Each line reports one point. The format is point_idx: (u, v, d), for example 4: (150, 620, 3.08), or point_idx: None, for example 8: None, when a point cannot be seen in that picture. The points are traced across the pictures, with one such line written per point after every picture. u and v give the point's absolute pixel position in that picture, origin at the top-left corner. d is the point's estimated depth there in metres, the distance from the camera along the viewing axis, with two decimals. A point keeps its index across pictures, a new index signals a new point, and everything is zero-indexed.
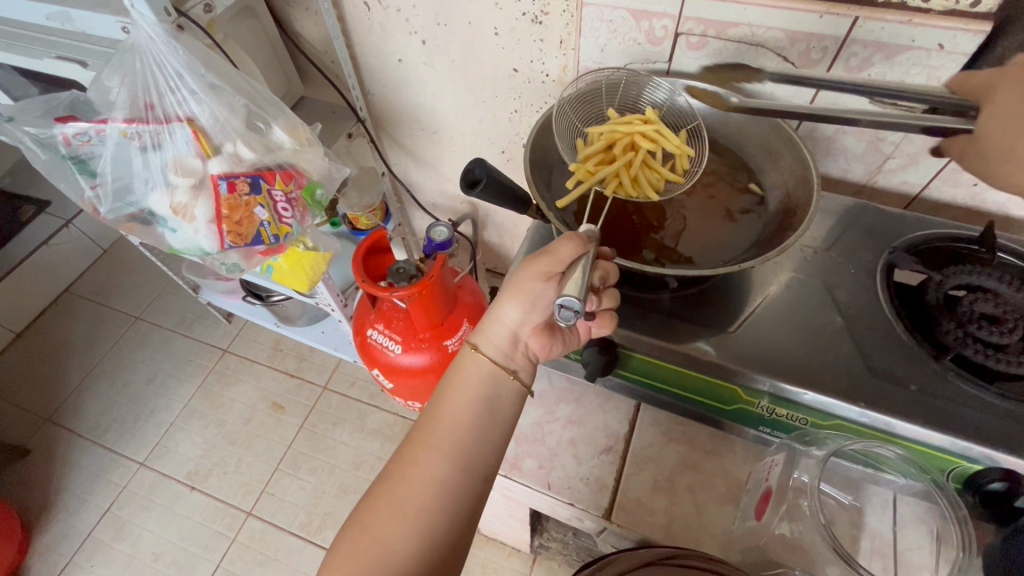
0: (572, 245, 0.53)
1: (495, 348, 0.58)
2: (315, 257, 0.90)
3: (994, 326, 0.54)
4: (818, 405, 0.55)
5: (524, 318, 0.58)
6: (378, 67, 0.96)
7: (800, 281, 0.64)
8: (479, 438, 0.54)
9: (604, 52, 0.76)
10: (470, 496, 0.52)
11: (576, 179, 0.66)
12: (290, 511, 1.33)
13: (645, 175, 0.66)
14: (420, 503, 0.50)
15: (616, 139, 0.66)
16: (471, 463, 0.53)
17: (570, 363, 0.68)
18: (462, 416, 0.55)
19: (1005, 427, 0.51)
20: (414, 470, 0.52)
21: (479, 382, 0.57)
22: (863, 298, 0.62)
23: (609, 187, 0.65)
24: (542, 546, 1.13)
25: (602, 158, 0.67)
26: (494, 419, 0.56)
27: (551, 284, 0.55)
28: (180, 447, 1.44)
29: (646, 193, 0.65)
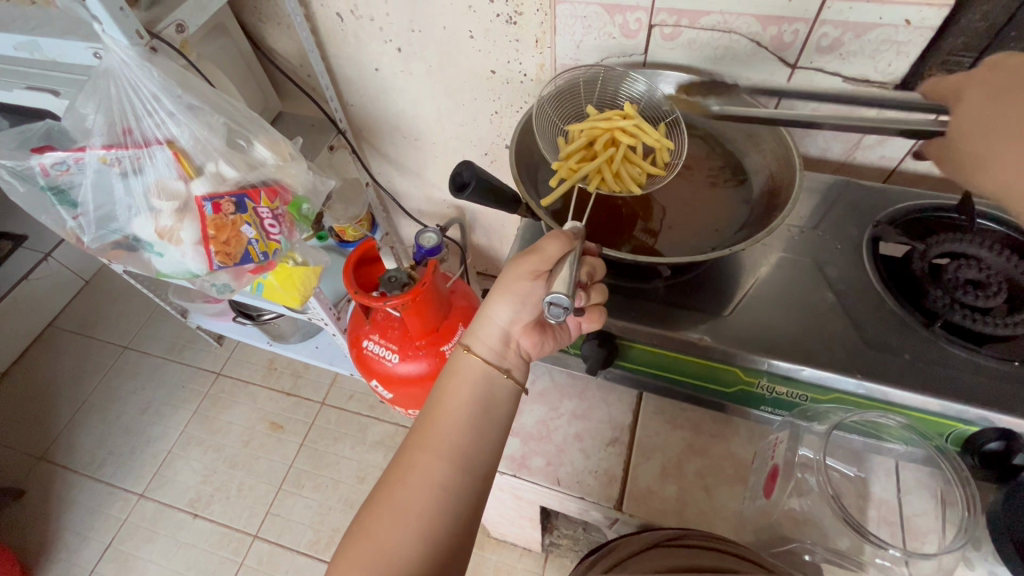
0: (558, 243, 0.54)
1: (488, 349, 0.58)
2: (305, 272, 0.89)
3: (979, 291, 0.56)
4: (818, 380, 0.56)
5: (515, 318, 0.58)
6: (355, 78, 0.95)
7: (789, 261, 0.65)
8: (477, 438, 0.54)
9: (580, 48, 0.76)
10: (473, 494, 0.53)
11: (558, 178, 0.66)
12: (297, 531, 1.33)
13: (626, 170, 0.66)
14: (422, 506, 0.50)
15: (596, 136, 0.67)
16: (469, 465, 0.53)
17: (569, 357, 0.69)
18: (459, 417, 0.55)
19: (996, 386, 0.53)
20: (414, 473, 0.52)
21: (473, 383, 0.57)
22: (852, 273, 0.63)
23: (591, 183, 0.65)
24: (552, 542, 1.16)
25: (583, 156, 0.67)
26: (490, 420, 0.56)
27: (539, 282, 0.56)
28: (180, 475, 1.42)
29: (628, 187, 0.65)
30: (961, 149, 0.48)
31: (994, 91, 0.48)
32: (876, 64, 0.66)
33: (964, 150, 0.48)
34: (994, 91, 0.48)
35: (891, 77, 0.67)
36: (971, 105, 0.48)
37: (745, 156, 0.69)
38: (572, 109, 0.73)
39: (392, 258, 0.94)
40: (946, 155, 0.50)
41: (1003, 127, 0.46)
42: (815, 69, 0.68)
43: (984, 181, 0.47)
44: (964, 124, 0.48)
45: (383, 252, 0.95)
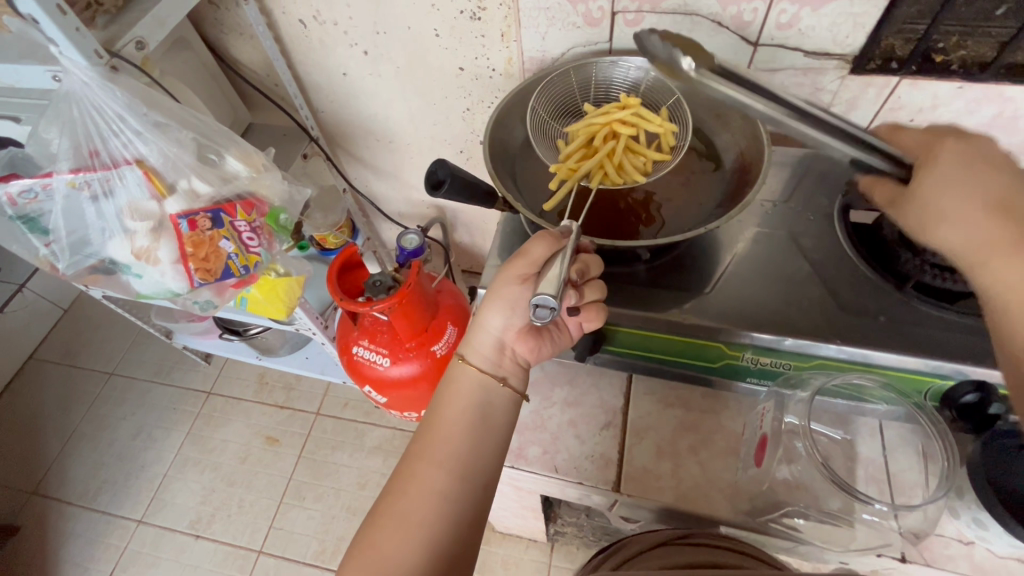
0: (545, 243, 0.55)
1: (483, 359, 0.59)
2: (289, 283, 0.88)
3: None
4: (799, 348, 0.57)
5: (507, 324, 0.59)
6: (324, 84, 0.95)
7: (764, 235, 0.66)
8: (476, 446, 0.55)
9: (545, 40, 0.76)
10: (473, 501, 0.53)
11: (559, 179, 0.66)
12: (302, 542, 1.38)
13: (628, 160, 0.67)
14: (422, 514, 0.51)
15: (595, 132, 0.67)
16: (469, 472, 0.54)
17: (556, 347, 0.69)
18: (456, 425, 0.56)
19: (969, 340, 0.55)
20: (414, 482, 0.53)
21: (470, 392, 0.58)
22: (826, 243, 0.64)
23: (595, 179, 0.66)
24: (555, 531, 1.20)
25: (584, 154, 0.68)
26: (488, 428, 0.57)
27: (527, 286, 0.57)
28: (178, 498, 1.46)
29: (633, 178, 0.66)
30: (925, 202, 0.49)
31: (961, 153, 0.49)
32: (835, 36, 0.67)
33: (931, 202, 0.49)
34: (965, 152, 0.49)
35: (849, 48, 0.68)
36: (945, 161, 0.49)
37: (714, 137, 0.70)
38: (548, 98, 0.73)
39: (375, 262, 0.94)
40: (904, 201, 0.51)
41: (974, 193, 0.47)
42: (777, 45, 0.70)
43: (947, 238, 0.48)
44: (927, 181, 0.49)
45: (366, 257, 0.95)
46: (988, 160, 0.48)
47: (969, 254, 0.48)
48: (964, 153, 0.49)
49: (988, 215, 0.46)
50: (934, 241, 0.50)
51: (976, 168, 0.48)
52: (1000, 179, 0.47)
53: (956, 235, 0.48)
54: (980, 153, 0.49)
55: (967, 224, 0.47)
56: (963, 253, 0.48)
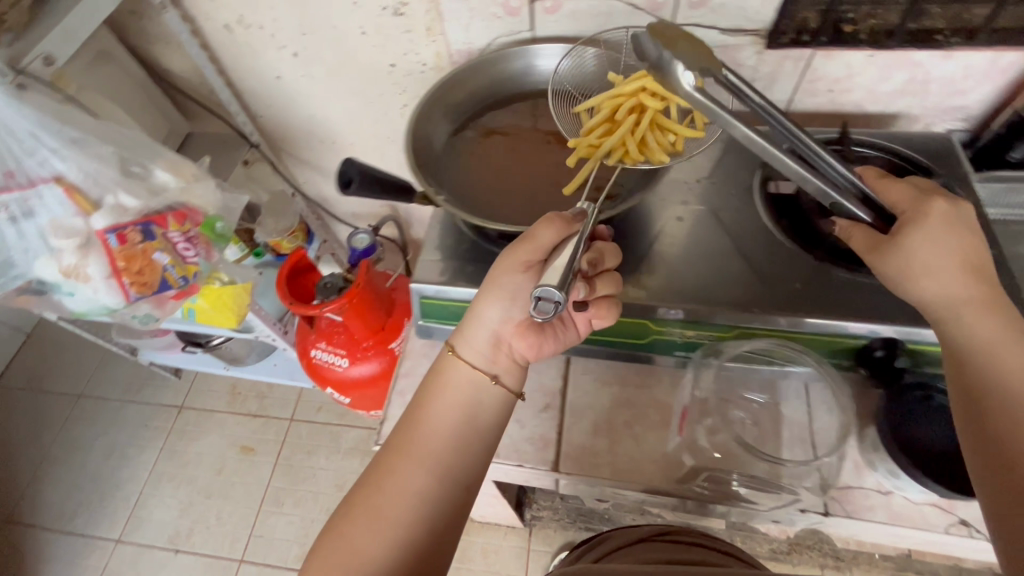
0: (551, 229, 0.54)
1: (476, 353, 0.58)
2: (234, 291, 0.88)
3: None
4: (718, 319, 0.59)
5: (505, 318, 0.58)
6: (258, 89, 0.94)
7: (688, 211, 0.68)
8: (460, 447, 0.55)
9: (469, 32, 0.77)
10: (451, 500, 0.53)
11: (578, 156, 0.64)
12: (283, 547, 1.39)
13: (653, 138, 0.62)
14: (397, 510, 0.51)
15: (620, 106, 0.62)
16: (451, 472, 0.54)
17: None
18: (443, 423, 0.56)
19: (878, 298, 0.57)
20: (392, 478, 0.53)
21: (461, 389, 0.57)
22: (746, 215, 0.66)
23: (614, 157, 0.62)
24: (536, 519, 1.31)
25: (607, 129, 0.63)
26: (476, 428, 0.57)
27: (529, 275, 0.56)
28: (156, 514, 1.46)
29: (657, 156, 0.61)
30: (909, 258, 0.50)
31: (946, 219, 0.50)
32: (747, 12, 0.69)
33: (918, 259, 0.50)
34: (954, 221, 0.51)
35: (762, 24, 0.70)
36: (935, 223, 0.50)
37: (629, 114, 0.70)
38: (465, 94, 0.75)
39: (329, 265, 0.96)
40: (886, 249, 0.52)
41: (953, 262, 0.50)
42: (694, 25, 0.71)
43: (925, 291, 0.50)
44: (916, 240, 0.50)
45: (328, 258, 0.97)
46: (968, 231, 0.51)
47: (936, 311, 0.51)
48: (950, 220, 0.51)
49: (962, 275, 0.50)
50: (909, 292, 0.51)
51: (958, 238, 0.50)
52: (973, 249, 0.50)
53: (935, 291, 0.50)
54: (962, 222, 0.51)
55: (945, 287, 0.50)
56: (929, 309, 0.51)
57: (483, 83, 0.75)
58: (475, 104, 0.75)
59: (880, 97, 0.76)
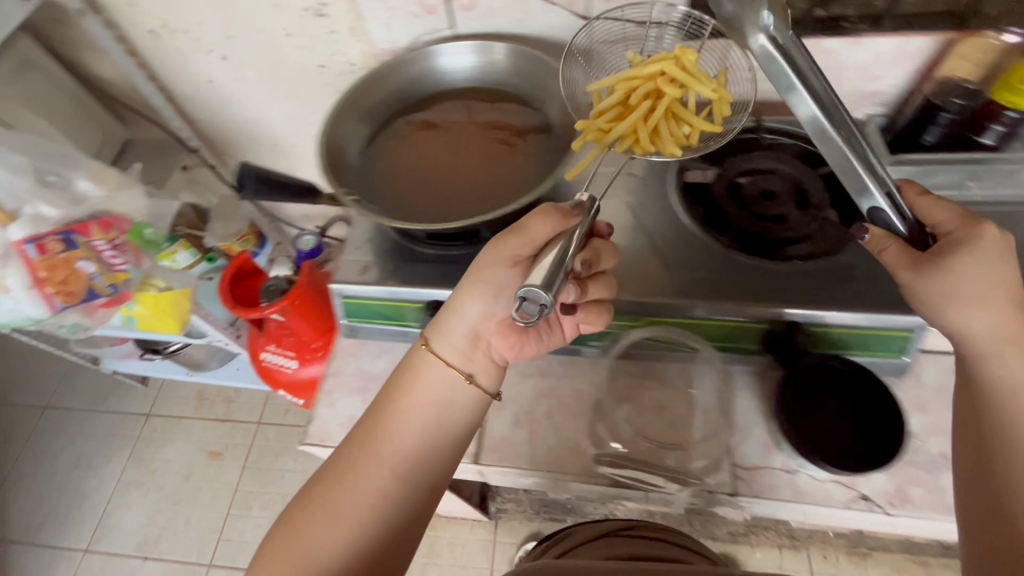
0: (545, 223, 0.52)
1: (452, 349, 0.56)
2: (173, 296, 0.90)
3: (769, 203, 0.65)
4: (622, 309, 0.61)
5: (485, 313, 0.56)
6: (192, 94, 0.94)
7: (603, 203, 0.69)
8: (427, 448, 0.54)
9: (391, 31, 0.77)
10: (413, 503, 0.52)
11: (585, 138, 0.61)
12: (251, 549, 1.39)
13: (667, 127, 0.59)
14: (356, 509, 0.50)
15: (635, 88, 0.59)
16: (415, 475, 0.53)
17: (408, 334, 0.69)
18: (411, 422, 0.54)
19: (773, 283, 0.59)
20: (353, 476, 0.52)
21: (433, 388, 0.55)
22: (660, 207, 0.67)
23: (624, 144, 0.60)
24: (501, 511, 1.31)
25: (617, 113, 0.61)
26: (446, 429, 0.55)
27: (517, 269, 0.55)
28: (124, 521, 1.46)
29: (668, 148, 0.59)
30: (952, 284, 0.49)
31: (995, 249, 0.49)
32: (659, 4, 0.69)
33: (964, 286, 0.48)
34: (1003, 250, 0.49)
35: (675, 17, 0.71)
36: (982, 253, 0.49)
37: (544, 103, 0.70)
38: (385, 95, 0.74)
39: (278, 267, 0.97)
40: (927, 271, 0.50)
41: (998, 294, 0.48)
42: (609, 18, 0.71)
43: (965, 319, 0.49)
44: (965, 264, 0.49)
45: (278, 263, 0.99)
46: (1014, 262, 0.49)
47: (976, 343, 0.49)
48: (1003, 252, 0.49)
49: (1007, 309, 0.48)
50: (950, 319, 0.49)
51: (1006, 271, 0.49)
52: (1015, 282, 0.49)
53: (979, 321, 0.48)
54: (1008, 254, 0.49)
55: (988, 318, 0.48)
56: (965, 339, 0.50)
57: (408, 80, 0.75)
58: (394, 106, 0.75)
59: None
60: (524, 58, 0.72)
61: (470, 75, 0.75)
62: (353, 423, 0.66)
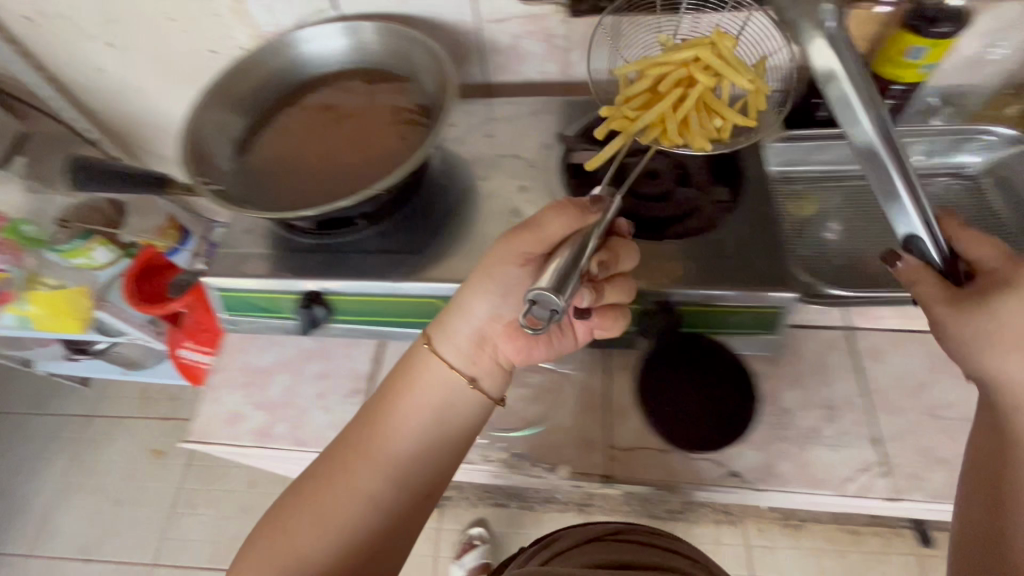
0: (562, 220, 0.46)
1: (456, 350, 0.52)
2: (66, 295, 0.90)
3: (653, 181, 0.64)
4: None
5: (493, 314, 0.51)
6: (84, 83, 0.90)
7: (490, 186, 0.67)
8: (423, 454, 0.50)
9: (273, 12, 0.74)
10: (406, 509, 0.49)
11: (611, 125, 0.61)
12: (195, 547, 1.37)
13: (697, 119, 0.60)
14: (345, 514, 0.47)
15: (664, 75, 0.59)
16: (403, 490, 0.49)
17: (285, 330, 0.67)
18: (407, 426, 0.50)
19: (648, 262, 0.59)
20: (343, 479, 0.48)
21: (433, 395, 0.51)
22: (546, 190, 0.66)
23: (649, 134, 0.60)
24: (446, 500, 1.33)
25: (645, 100, 0.61)
26: (446, 433, 0.51)
27: (528, 269, 0.50)
28: (65, 525, 1.43)
29: (696, 140, 0.60)
30: (990, 324, 0.41)
31: None
32: None
33: (1002, 327, 0.41)
34: None
35: None
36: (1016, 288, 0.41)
37: (422, 84, 0.67)
38: (258, 80, 0.68)
39: (190, 261, 0.99)
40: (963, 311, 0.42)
41: None
42: None
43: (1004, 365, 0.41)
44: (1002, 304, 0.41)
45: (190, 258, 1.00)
46: None
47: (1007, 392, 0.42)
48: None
49: None
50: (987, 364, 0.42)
51: None
52: None
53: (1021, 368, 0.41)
54: None
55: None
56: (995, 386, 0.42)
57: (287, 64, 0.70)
58: (269, 91, 0.69)
59: None
60: (403, 38, 0.67)
61: (351, 56, 0.70)
62: (235, 419, 0.64)
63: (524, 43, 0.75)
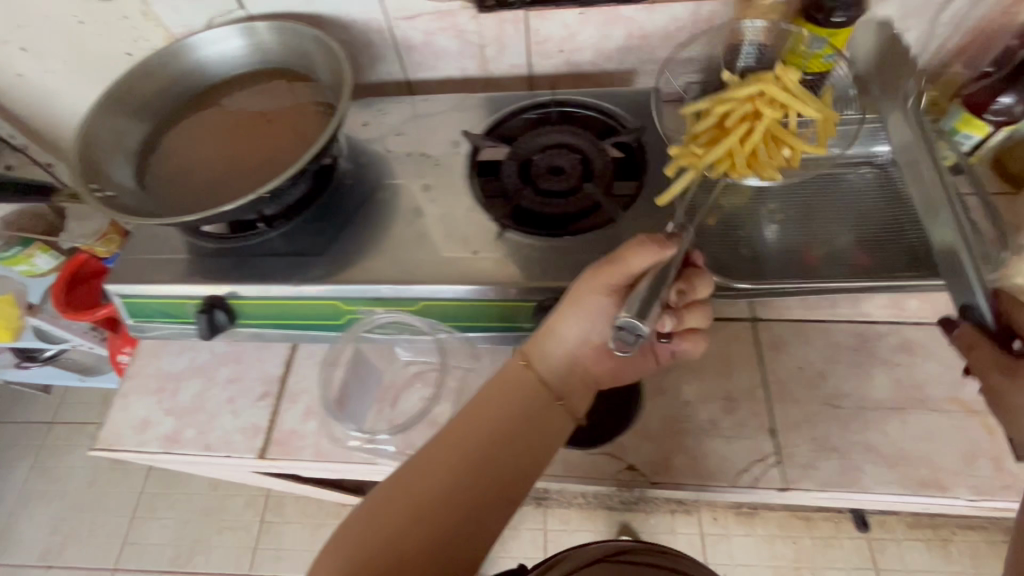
0: (644, 255, 0.48)
1: (546, 367, 0.52)
2: None
3: (557, 177, 0.64)
4: (398, 294, 0.59)
5: (584, 336, 0.52)
6: None
7: (397, 186, 0.67)
8: (511, 456, 0.48)
9: (181, 13, 0.74)
10: (494, 512, 0.46)
11: (677, 164, 0.60)
12: (157, 550, 1.37)
13: (765, 151, 0.59)
14: (433, 507, 0.45)
15: (731, 110, 0.59)
16: (486, 490, 0.46)
17: (195, 336, 0.67)
18: (496, 426, 0.49)
19: (545, 259, 0.59)
20: (432, 471, 0.46)
21: (520, 402, 0.51)
22: (451, 189, 0.66)
23: (718, 168, 0.59)
24: None
25: (712, 137, 0.60)
26: (532, 439, 0.50)
27: (614, 300, 0.50)
28: (27, 532, 1.43)
29: (768, 172, 0.59)
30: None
31: None
32: None
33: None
34: None
35: None
36: None
37: (325, 84, 0.67)
38: (159, 85, 0.68)
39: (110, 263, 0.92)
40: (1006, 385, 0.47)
41: None
42: None
43: None
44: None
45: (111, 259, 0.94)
46: None
47: None
48: None
49: None
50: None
51: None
52: None
53: None
54: None
55: None
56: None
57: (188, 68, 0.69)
58: (171, 95, 0.69)
59: (611, 54, 0.75)
60: (299, 36, 0.68)
61: (253, 57, 0.70)
62: (144, 425, 0.64)
63: (437, 40, 0.74)
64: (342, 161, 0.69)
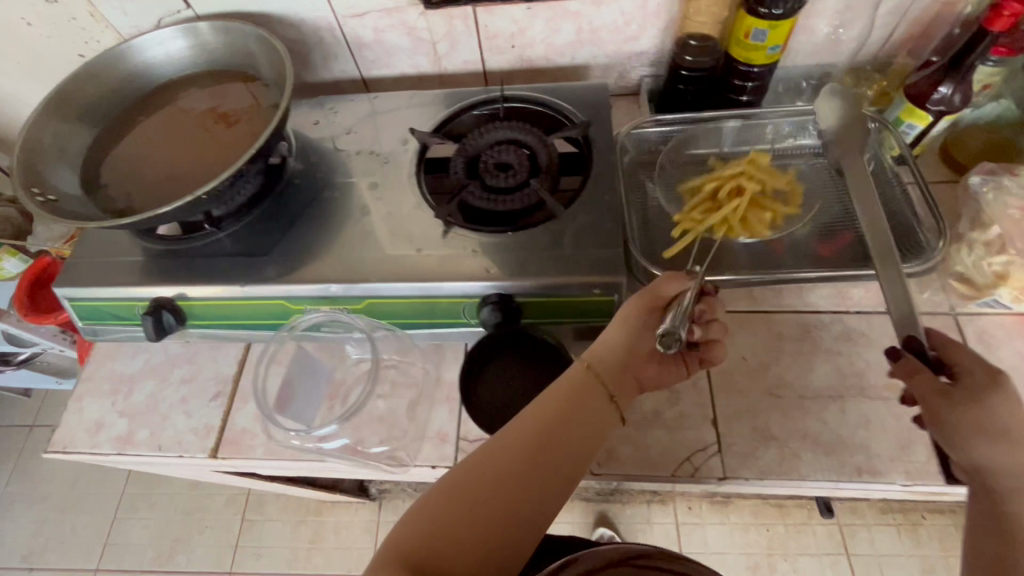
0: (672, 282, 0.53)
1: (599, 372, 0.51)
2: None
3: (505, 172, 0.64)
4: (343, 292, 0.60)
5: (631, 345, 0.51)
6: None
7: (346, 184, 0.67)
8: (565, 444, 0.46)
9: (128, 14, 0.74)
10: (547, 501, 0.44)
11: (682, 230, 0.64)
12: (138, 550, 1.38)
13: (755, 216, 0.64)
14: (490, 495, 0.43)
15: (719, 186, 0.65)
16: (541, 475, 0.44)
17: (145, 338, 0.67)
18: (550, 413, 0.47)
19: (488, 255, 0.60)
20: (485, 460, 0.44)
21: (569, 391, 0.48)
22: (398, 186, 0.66)
23: (717, 233, 0.64)
24: (383, 492, 1.34)
25: (707, 207, 0.65)
26: (584, 429, 0.47)
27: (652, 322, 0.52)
28: (9, 534, 1.43)
29: (759, 233, 0.63)
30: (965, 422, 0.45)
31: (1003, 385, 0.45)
32: None
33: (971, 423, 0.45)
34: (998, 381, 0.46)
35: None
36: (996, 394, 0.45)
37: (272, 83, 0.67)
38: (108, 87, 0.68)
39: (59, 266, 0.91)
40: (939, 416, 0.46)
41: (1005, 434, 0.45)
42: None
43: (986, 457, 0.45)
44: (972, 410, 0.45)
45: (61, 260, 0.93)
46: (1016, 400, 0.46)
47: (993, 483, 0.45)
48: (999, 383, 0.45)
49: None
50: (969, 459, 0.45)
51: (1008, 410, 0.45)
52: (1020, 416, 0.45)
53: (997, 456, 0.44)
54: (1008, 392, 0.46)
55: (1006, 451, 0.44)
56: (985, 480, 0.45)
57: (136, 70, 0.70)
58: (120, 98, 0.69)
59: (562, 49, 0.75)
60: (246, 36, 0.68)
61: (201, 58, 0.70)
62: (97, 427, 0.65)
63: (388, 37, 0.74)
64: (291, 161, 0.69)
